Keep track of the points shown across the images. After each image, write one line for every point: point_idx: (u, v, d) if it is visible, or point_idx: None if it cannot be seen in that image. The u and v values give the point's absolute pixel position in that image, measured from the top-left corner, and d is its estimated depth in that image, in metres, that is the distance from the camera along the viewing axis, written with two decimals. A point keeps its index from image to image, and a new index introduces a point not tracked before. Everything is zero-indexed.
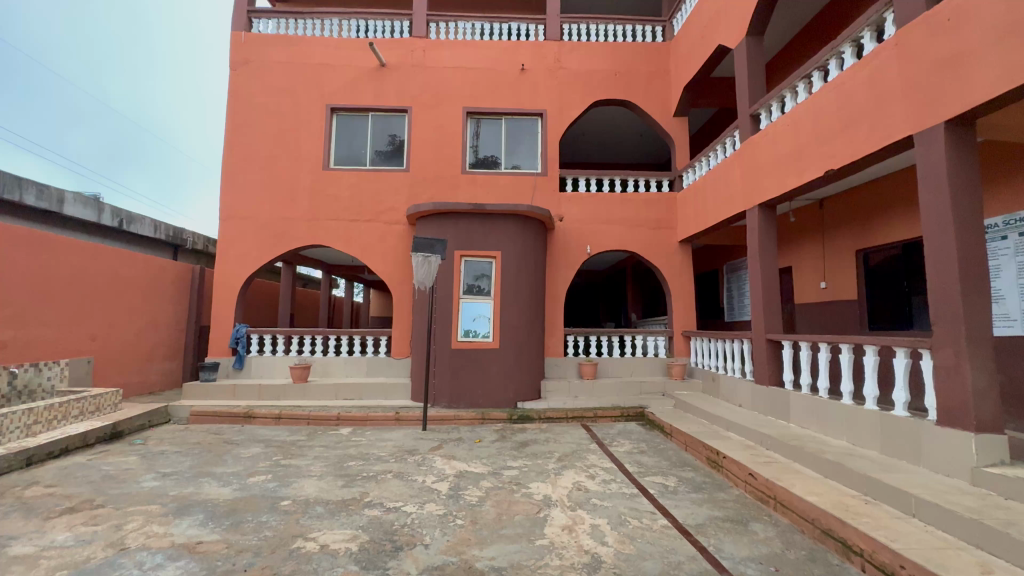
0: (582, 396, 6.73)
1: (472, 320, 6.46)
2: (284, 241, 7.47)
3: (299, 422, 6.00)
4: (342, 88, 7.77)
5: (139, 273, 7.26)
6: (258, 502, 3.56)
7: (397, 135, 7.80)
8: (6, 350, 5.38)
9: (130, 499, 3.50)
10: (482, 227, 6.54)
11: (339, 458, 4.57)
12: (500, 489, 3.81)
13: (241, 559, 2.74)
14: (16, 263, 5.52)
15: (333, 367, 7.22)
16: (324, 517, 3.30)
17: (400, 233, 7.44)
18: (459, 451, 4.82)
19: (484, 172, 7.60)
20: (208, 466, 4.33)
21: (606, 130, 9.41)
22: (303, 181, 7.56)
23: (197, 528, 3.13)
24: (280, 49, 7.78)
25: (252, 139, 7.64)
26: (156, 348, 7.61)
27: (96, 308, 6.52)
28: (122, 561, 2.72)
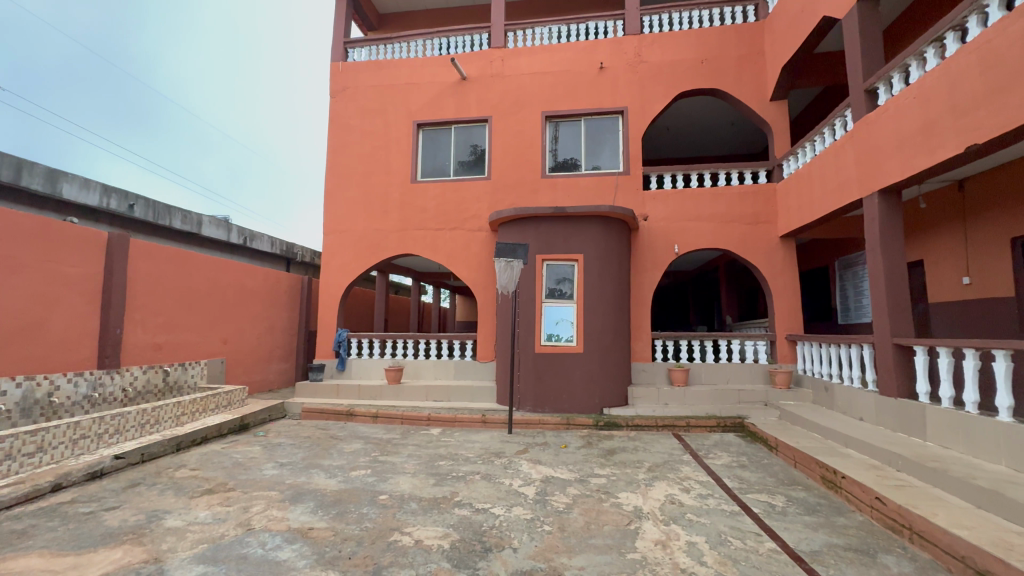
0: (671, 404, 6.43)
1: (555, 324, 6.47)
2: (377, 250, 7.97)
3: (394, 421, 6.34)
4: (426, 104, 8.18)
5: (261, 283, 8.09)
6: (359, 494, 3.69)
7: (479, 144, 8.06)
8: (162, 351, 6.25)
9: (253, 485, 3.86)
10: (565, 230, 6.54)
11: (431, 457, 4.73)
12: (589, 497, 3.67)
13: (346, 547, 2.83)
14: (170, 277, 6.39)
15: (424, 369, 7.56)
16: (418, 513, 3.34)
17: (484, 239, 7.63)
18: (544, 456, 4.78)
19: (564, 176, 7.59)
20: (317, 458, 4.69)
21: (693, 122, 9.04)
22: (394, 194, 8.04)
23: (308, 515, 3.29)
24: (371, 73, 8.39)
25: (349, 158, 8.27)
26: (274, 350, 8.40)
27: (228, 314, 7.37)
28: (248, 540, 2.93)
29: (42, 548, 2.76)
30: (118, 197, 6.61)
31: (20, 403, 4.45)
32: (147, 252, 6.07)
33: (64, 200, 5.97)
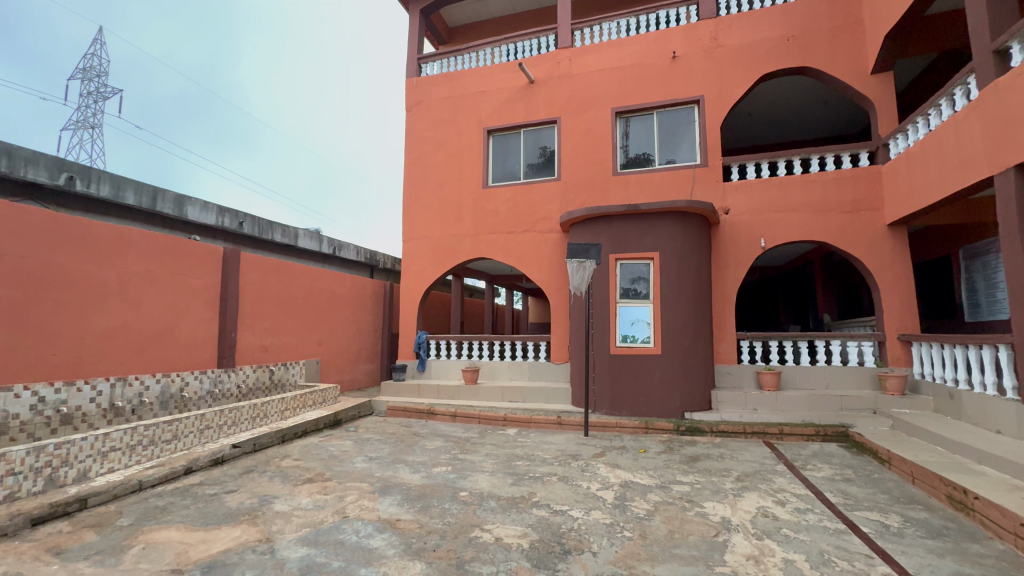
0: (761, 409, 6.00)
1: (630, 324, 6.30)
2: (452, 255, 8.27)
3: (472, 420, 6.54)
4: (496, 110, 8.35)
5: (348, 290, 8.73)
6: (442, 490, 3.85)
7: (548, 146, 8.09)
8: (268, 352, 6.97)
9: (347, 476, 4.19)
10: (639, 228, 6.35)
11: (508, 457, 4.81)
12: (671, 504, 3.52)
13: (430, 539, 2.97)
14: (273, 285, 7.10)
15: (499, 370, 7.71)
16: (498, 511, 3.41)
17: (555, 241, 7.64)
18: (623, 460, 4.67)
19: (637, 172, 7.38)
20: (402, 454, 4.96)
21: (780, 104, 8.36)
22: (467, 199, 8.30)
23: (395, 506, 3.49)
24: (443, 85, 8.73)
25: (424, 168, 8.67)
26: (361, 351, 9.02)
27: (321, 318, 8.04)
28: (344, 527, 3.17)
29: (179, 522, 3.19)
30: (230, 216, 7.48)
31: (159, 397, 5.24)
32: (255, 264, 6.80)
33: (189, 221, 6.87)
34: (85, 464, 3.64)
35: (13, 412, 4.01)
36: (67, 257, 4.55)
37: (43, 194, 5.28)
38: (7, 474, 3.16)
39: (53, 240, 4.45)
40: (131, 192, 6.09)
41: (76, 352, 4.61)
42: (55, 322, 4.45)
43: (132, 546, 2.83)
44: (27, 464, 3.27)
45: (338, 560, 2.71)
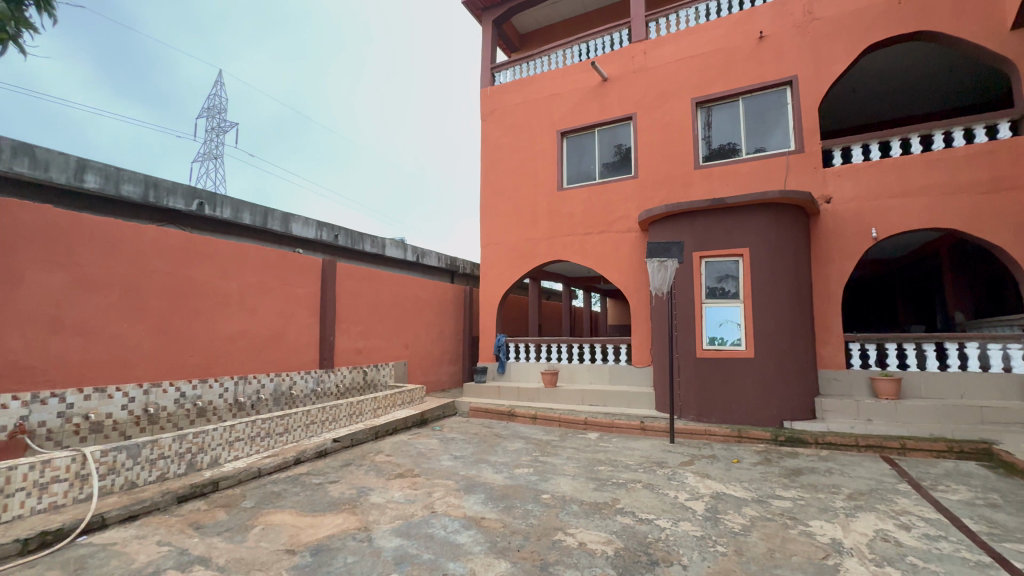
0: (877, 420, 5.34)
1: (718, 326, 5.93)
2: (529, 258, 8.36)
3: (552, 423, 6.54)
4: (569, 112, 8.32)
5: (431, 295, 9.16)
6: (524, 491, 3.90)
7: (624, 144, 7.89)
8: (362, 354, 7.53)
9: (434, 473, 4.39)
10: (725, 223, 5.96)
11: (589, 462, 4.74)
12: (770, 520, 3.26)
13: (514, 539, 3.02)
14: (365, 292, 7.65)
15: (578, 373, 7.64)
16: (580, 516, 3.38)
17: (634, 240, 7.42)
18: (712, 470, 4.40)
19: (722, 164, 6.94)
20: (485, 454, 5.10)
21: (891, 76, 7.41)
22: (542, 203, 8.35)
23: (480, 505, 3.60)
24: (517, 92, 8.87)
25: (500, 174, 8.87)
26: (444, 353, 9.41)
27: (408, 323, 8.52)
28: (433, 521, 3.33)
29: (291, 507, 3.55)
30: (328, 230, 8.19)
31: (273, 394, 5.88)
32: (349, 272, 7.39)
33: (294, 236, 7.63)
34: (216, 451, 4.19)
35: (162, 405, 4.74)
36: (199, 272, 5.27)
37: (180, 219, 6.18)
38: (158, 457, 3.74)
39: (190, 257, 5.18)
40: (248, 213, 6.90)
41: (207, 353, 5.32)
42: (192, 328, 5.17)
43: (255, 526, 3.20)
44: (173, 449, 3.84)
45: (428, 552, 2.85)
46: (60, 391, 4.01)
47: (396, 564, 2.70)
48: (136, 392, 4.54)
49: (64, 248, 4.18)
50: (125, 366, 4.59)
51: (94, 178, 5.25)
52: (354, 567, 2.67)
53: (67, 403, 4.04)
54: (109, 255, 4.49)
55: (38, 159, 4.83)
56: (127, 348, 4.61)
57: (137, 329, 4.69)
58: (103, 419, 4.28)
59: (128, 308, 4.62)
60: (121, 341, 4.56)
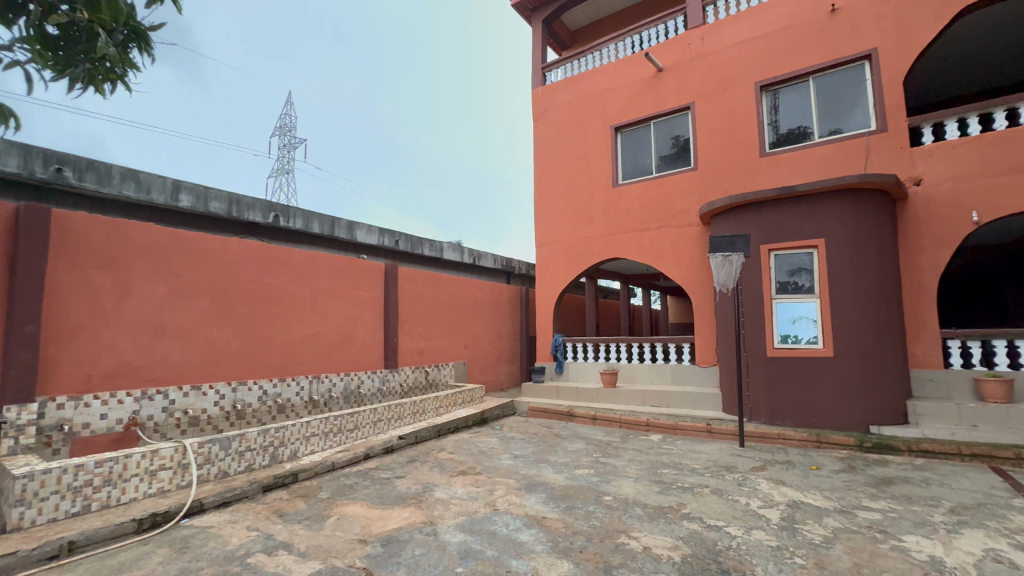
0: (983, 426, 4.76)
1: (791, 323, 5.57)
2: (585, 257, 8.28)
3: (612, 424, 6.44)
4: (623, 106, 8.14)
5: (488, 296, 9.31)
6: (585, 492, 3.86)
7: (682, 135, 7.61)
8: (424, 354, 7.80)
9: (495, 471, 4.47)
10: (796, 213, 5.58)
11: (652, 464, 4.62)
12: (857, 533, 3.00)
13: (577, 540, 3.00)
14: (425, 295, 7.93)
15: (639, 373, 7.45)
16: (644, 519, 3.30)
17: (694, 234, 7.13)
18: (788, 477, 4.13)
19: (791, 149, 6.50)
20: (545, 453, 5.12)
21: (992, 38, 6.58)
22: (597, 200, 8.23)
23: (541, 504, 3.62)
24: (568, 90, 8.81)
25: (553, 174, 8.85)
26: (502, 353, 9.54)
27: (466, 324, 8.72)
28: (495, 518, 3.39)
29: (362, 500, 3.75)
30: (389, 236, 8.55)
31: (342, 393, 6.36)
32: (410, 276, 7.68)
33: (359, 243, 8.05)
34: (295, 445, 4.52)
35: (247, 402, 5.25)
36: (277, 279, 5.71)
37: (260, 230, 6.72)
38: (246, 449, 4.10)
39: (269, 265, 5.62)
40: (317, 223, 7.37)
41: (286, 355, 5.74)
42: (272, 331, 5.61)
43: (330, 516, 3.41)
44: (258, 442, 4.18)
45: (491, 548, 2.90)
46: (164, 389, 4.60)
47: (461, 559, 2.78)
48: (226, 390, 5.07)
49: (165, 261, 4.68)
50: (217, 366, 5.05)
51: (187, 197, 5.84)
52: (422, 559, 2.78)
53: (169, 400, 4.63)
54: (201, 266, 4.98)
55: (141, 183, 5.44)
56: (218, 350, 5.08)
57: (227, 333, 5.16)
58: (199, 414, 4.83)
59: (217, 314, 5.09)
60: (212, 343, 5.03)
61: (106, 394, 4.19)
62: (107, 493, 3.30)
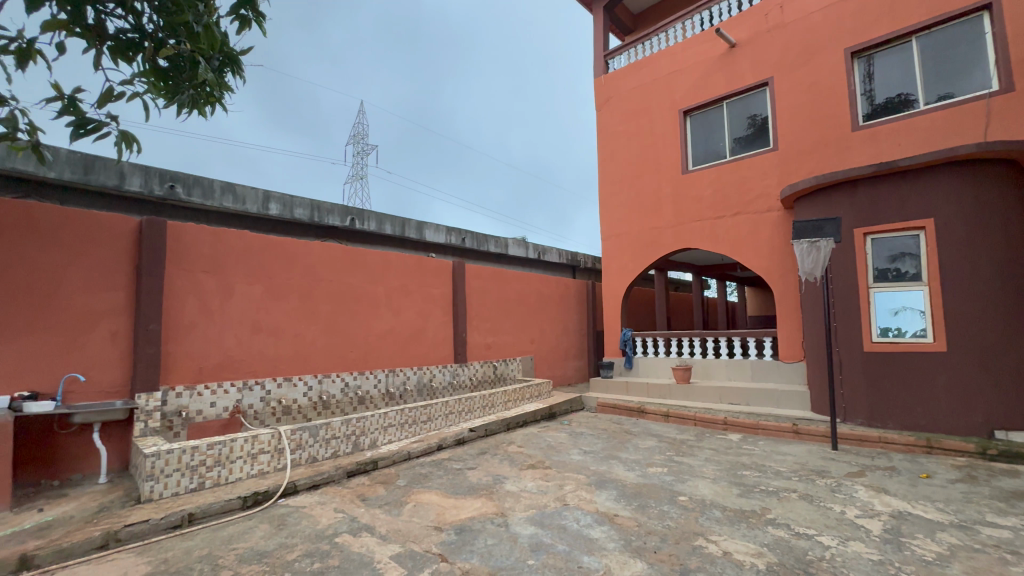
0: None
1: (893, 314, 5.01)
2: (653, 248, 7.98)
3: (686, 421, 6.18)
4: (692, 88, 7.73)
5: (554, 290, 9.28)
6: (659, 491, 3.73)
7: (759, 114, 7.09)
8: (491, 349, 7.95)
9: (565, 466, 4.45)
10: (896, 192, 4.99)
11: (732, 465, 4.36)
12: (979, 552, 2.64)
13: (651, 540, 2.91)
14: (491, 291, 8.07)
15: (714, 369, 7.08)
16: (724, 522, 3.13)
17: (775, 220, 6.62)
18: (892, 485, 3.72)
19: (890, 120, 5.78)
20: (615, 450, 5.01)
21: None
22: (665, 189, 7.89)
23: (612, 501, 3.55)
24: (633, 76, 8.51)
25: (618, 164, 8.61)
26: (569, 348, 9.49)
27: (533, 319, 8.76)
28: (565, 513, 3.38)
29: (437, 488, 3.91)
30: (456, 234, 8.78)
31: (416, 386, 6.67)
32: (477, 272, 7.85)
33: (428, 242, 8.35)
34: (374, 434, 4.80)
35: (332, 393, 5.68)
36: (355, 279, 6.07)
37: (339, 234, 7.19)
38: (332, 437, 4.42)
39: (347, 266, 5.99)
40: (389, 224, 7.74)
41: (364, 349, 6.11)
42: (351, 327, 5.99)
43: (407, 503, 3.59)
44: (341, 431, 4.50)
45: (562, 543, 2.90)
46: (262, 380, 5.08)
47: (532, 551, 2.81)
48: (313, 382, 5.51)
49: (259, 265, 5.15)
50: (305, 360, 5.48)
51: (276, 206, 6.38)
52: (494, 549, 2.84)
53: (266, 390, 5.11)
54: (290, 268, 5.41)
55: (238, 195, 6.02)
56: (305, 345, 5.52)
57: (313, 330, 5.59)
58: (291, 403, 5.28)
59: (304, 312, 5.52)
60: (300, 340, 5.46)
61: (215, 384, 4.71)
62: (217, 472, 3.71)
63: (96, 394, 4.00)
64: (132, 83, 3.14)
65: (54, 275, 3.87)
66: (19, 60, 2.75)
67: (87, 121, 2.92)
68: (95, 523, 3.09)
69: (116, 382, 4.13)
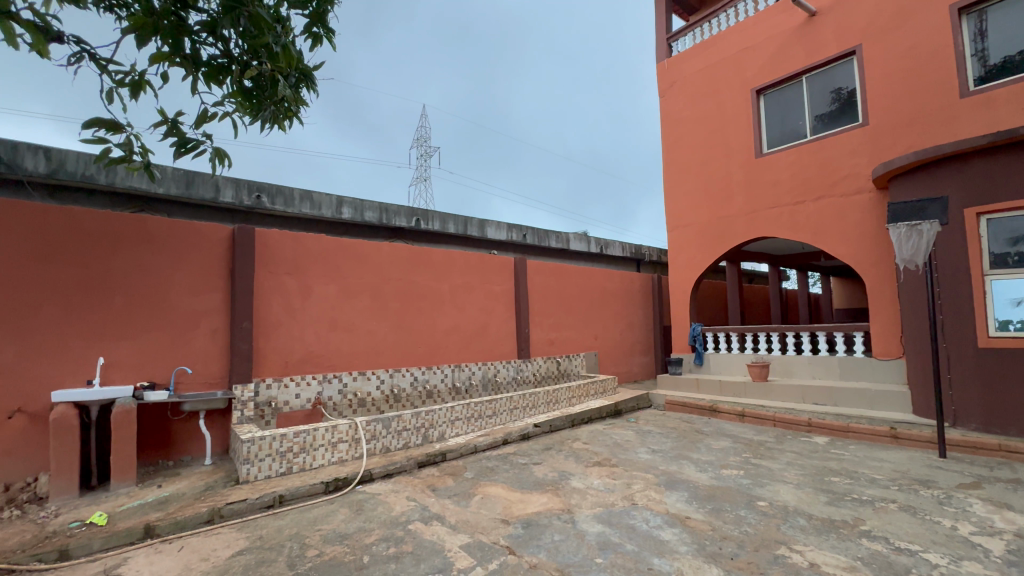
0: None
1: (1014, 305, 4.37)
2: (724, 239, 7.55)
3: (764, 422, 5.80)
4: (766, 65, 7.18)
5: (618, 285, 9.07)
6: (735, 495, 3.54)
7: (845, 87, 6.47)
8: (554, 345, 7.93)
9: (632, 464, 4.34)
10: (1017, 164, 4.34)
11: (818, 470, 4.03)
12: None
13: (727, 546, 2.76)
14: (553, 286, 8.03)
15: (795, 366, 6.58)
16: (810, 532, 2.90)
17: (865, 203, 6.01)
18: (1016, 500, 3.26)
19: (1010, 81, 5.00)
20: (686, 450, 4.81)
21: None
22: (737, 175, 7.42)
23: (684, 503, 3.41)
24: (699, 58, 8.06)
25: (684, 151, 8.21)
26: (634, 344, 9.25)
27: (596, 314, 8.62)
28: (634, 513, 3.30)
29: (504, 482, 3.98)
30: (517, 231, 8.83)
31: (481, 381, 6.81)
32: (538, 268, 7.85)
33: (490, 239, 8.47)
34: (442, 427, 4.97)
35: (402, 386, 5.94)
36: (421, 277, 6.29)
37: (406, 234, 7.49)
38: (403, 429, 4.63)
39: (413, 265, 6.23)
40: (452, 223, 7.94)
41: (431, 345, 6.33)
42: (419, 324, 6.23)
43: (475, 495, 3.68)
44: (412, 423, 4.69)
45: (631, 543, 2.83)
46: (339, 374, 5.43)
47: (600, 550, 2.77)
48: (385, 376, 5.80)
49: (335, 266, 5.49)
50: (377, 355, 5.79)
51: (348, 210, 6.76)
52: (562, 545, 2.84)
53: (343, 383, 5.45)
54: (362, 269, 5.72)
55: (315, 201, 6.45)
56: (377, 341, 5.81)
57: (384, 326, 5.88)
58: (365, 396, 5.60)
59: (376, 310, 5.82)
60: (373, 336, 5.77)
61: (298, 377, 5.10)
62: (303, 458, 4.02)
63: (202, 384, 4.49)
64: (223, 104, 3.46)
65: (165, 278, 4.37)
66: (133, 91, 3.12)
67: (188, 140, 3.26)
68: (203, 499, 3.46)
69: (217, 374, 4.60)
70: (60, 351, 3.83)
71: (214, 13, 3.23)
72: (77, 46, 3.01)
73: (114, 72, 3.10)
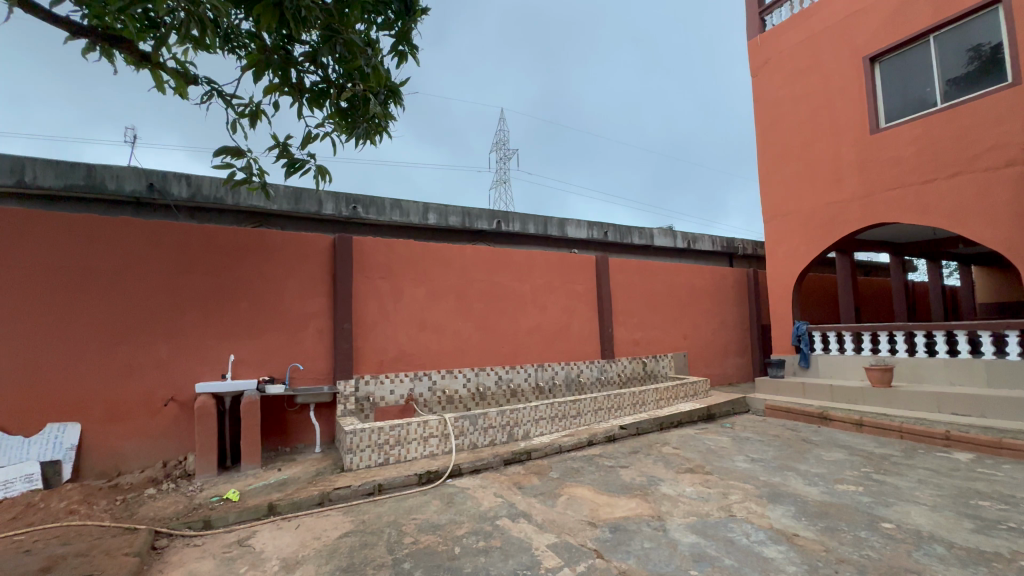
0: None
1: None
2: (832, 227, 6.78)
3: (888, 432, 5.13)
4: (881, 28, 6.34)
5: (708, 281, 8.53)
6: (853, 514, 3.15)
7: (987, 43, 5.51)
8: (640, 345, 7.67)
9: (729, 473, 4.05)
10: None
11: (961, 492, 3.46)
12: None
13: (845, 570, 2.48)
14: (637, 284, 7.77)
15: (926, 370, 5.73)
16: (952, 563, 2.50)
17: (1017, 177, 5.07)
18: None
19: None
20: (791, 460, 4.39)
21: None
22: (847, 155, 6.64)
23: (791, 519, 3.11)
24: (797, 29, 7.33)
25: (783, 133, 7.51)
26: (728, 344, 8.65)
27: (684, 312, 8.20)
28: (732, 525, 3.08)
29: (590, 484, 3.92)
30: (598, 228, 8.67)
31: (565, 380, 6.78)
32: (621, 265, 7.64)
33: (570, 238, 8.40)
34: (527, 426, 5.04)
35: (488, 385, 6.11)
36: (503, 278, 6.42)
37: (488, 236, 7.68)
38: (490, 426, 4.76)
39: (496, 267, 6.37)
40: (532, 224, 7.99)
41: (514, 345, 6.42)
42: (502, 324, 6.36)
43: (561, 495, 3.68)
44: (497, 421, 4.81)
45: (730, 558, 2.65)
46: (429, 372, 5.72)
47: (695, 562, 2.62)
48: (471, 374, 6.00)
49: (423, 270, 5.80)
50: (463, 354, 6.00)
51: (433, 216, 7.10)
52: (652, 553, 2.73)
53: (433, 380, 5.73)
54: (448, 271, 5.97)
55: (404, 209, 6.85)
56: (463, 341, 6.03)
57: (469, 327, 6.09)
58: (453, 393, 5.84)
59: (461, 310, 6.04)
60: (459, 336, 6.00)
61: (393, 374, 5.45)
62: (398, 451, 4.30)
63: (311, 380, 4.99)
64: (323, 126, 3.80)
65: (280, 285, 4.91)
66: (251, 120, 3.53)
67: (296, 161, 3.63)
68: (314, 483, 3.84)
69: (323, 370, 5.08)
70: (201, 349, 4.47)
71: (315, 44, 3.56)
72: (208, 85, 3.48)
73: (236, 105, 3.53)
